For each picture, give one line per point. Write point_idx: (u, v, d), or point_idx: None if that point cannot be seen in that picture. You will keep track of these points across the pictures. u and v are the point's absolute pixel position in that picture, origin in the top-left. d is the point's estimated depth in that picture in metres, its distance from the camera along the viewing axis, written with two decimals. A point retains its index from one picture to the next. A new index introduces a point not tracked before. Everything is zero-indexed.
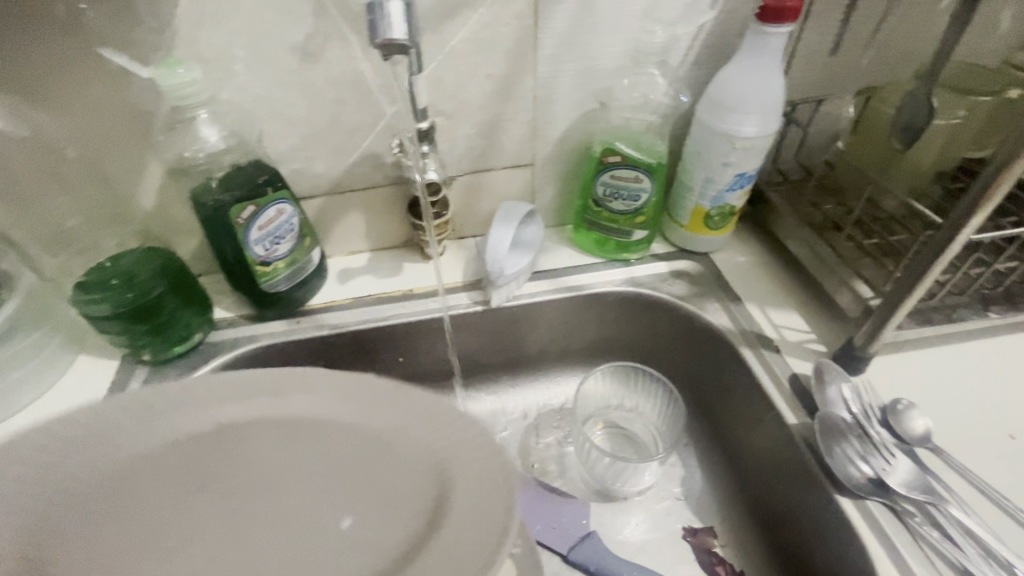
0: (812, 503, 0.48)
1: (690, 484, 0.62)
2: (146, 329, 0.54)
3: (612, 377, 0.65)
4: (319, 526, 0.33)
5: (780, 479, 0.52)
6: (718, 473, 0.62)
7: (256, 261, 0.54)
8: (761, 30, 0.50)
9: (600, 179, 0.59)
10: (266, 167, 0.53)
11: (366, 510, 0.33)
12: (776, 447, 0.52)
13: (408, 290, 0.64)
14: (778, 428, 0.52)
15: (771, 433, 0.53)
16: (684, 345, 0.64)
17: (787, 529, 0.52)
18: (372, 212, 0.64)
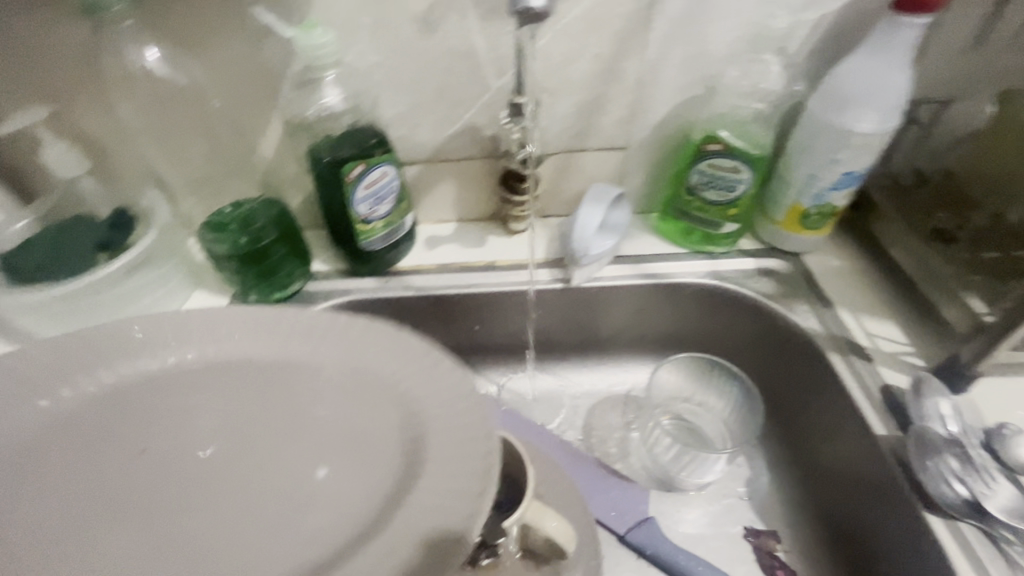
0: (895, 518, 0.47)
1: (756, 486, 0.61)
2: (256, 272, 0.59)
3: (685, 371, 0.65)
4: (293, 478, 0.31)
5: (860, 490, 0.51)
6: (788, 479, 0.60)
7: (359, 219, 0.58)
8: (894, 21, 0.47)
9: (696, 167, 0.58)
10: (377, 131, 0.56)
11: (343, 460, 0.31)
12: (859, 457, 0.51)
13: (491, 261, 0.66)
14: (863, 437, 0.50)
15: (854, 442, 0.51)
16: (765, 345, 0.62)
17: (862, 542, 0.51)
18: (464, 183, 0.66)
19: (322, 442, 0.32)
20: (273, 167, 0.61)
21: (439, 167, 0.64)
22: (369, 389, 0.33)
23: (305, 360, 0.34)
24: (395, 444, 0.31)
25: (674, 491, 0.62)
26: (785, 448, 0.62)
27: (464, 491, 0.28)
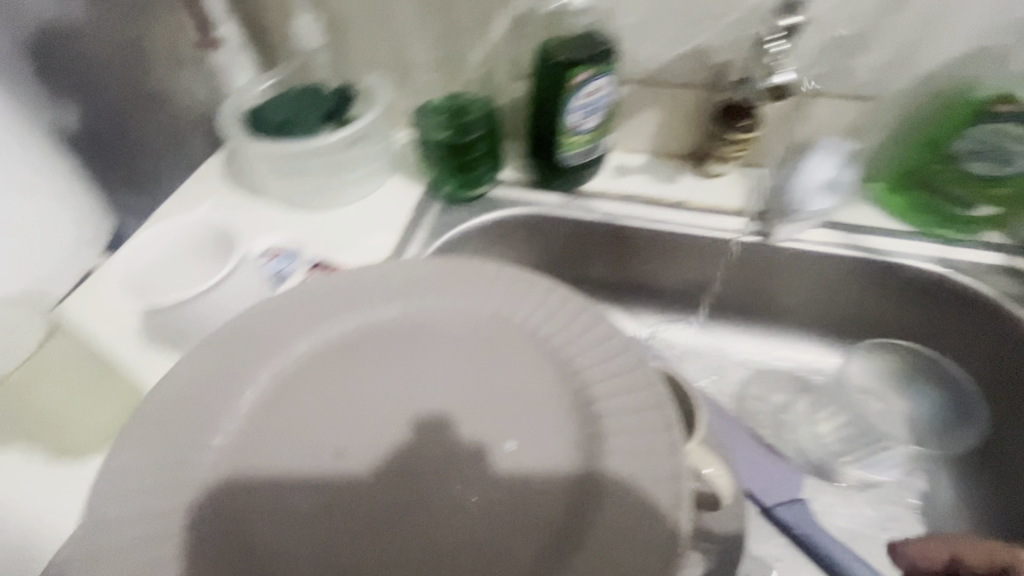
0: None
1: (933, 500, 0.56)
2: (455, 165, 0.61)
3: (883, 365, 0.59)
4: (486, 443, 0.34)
5: None
6: (974, 498, 0.54)
7: (568, 129, 0.57)
8: None
9: (971, 130, 0.51)
10: (607, 39, 0.54)
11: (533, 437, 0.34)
12: None
13: (681, 201, 0.62)
14: None
15: None
16: (989, 351, 0.55)
17: None
18: (670, 114, 0.63)
19: (507, 414, 0.35)
20: (488, 65, 0.61)
21: (650, 91, 0.61)
22: (548, 352, 0.37)
23: (480, 328, 0.39)
24: (576, 424, 0.34)
25: (830, 482, 0.57)
26: (975, 467, 0.56)
27: (657, 460, 0.32)
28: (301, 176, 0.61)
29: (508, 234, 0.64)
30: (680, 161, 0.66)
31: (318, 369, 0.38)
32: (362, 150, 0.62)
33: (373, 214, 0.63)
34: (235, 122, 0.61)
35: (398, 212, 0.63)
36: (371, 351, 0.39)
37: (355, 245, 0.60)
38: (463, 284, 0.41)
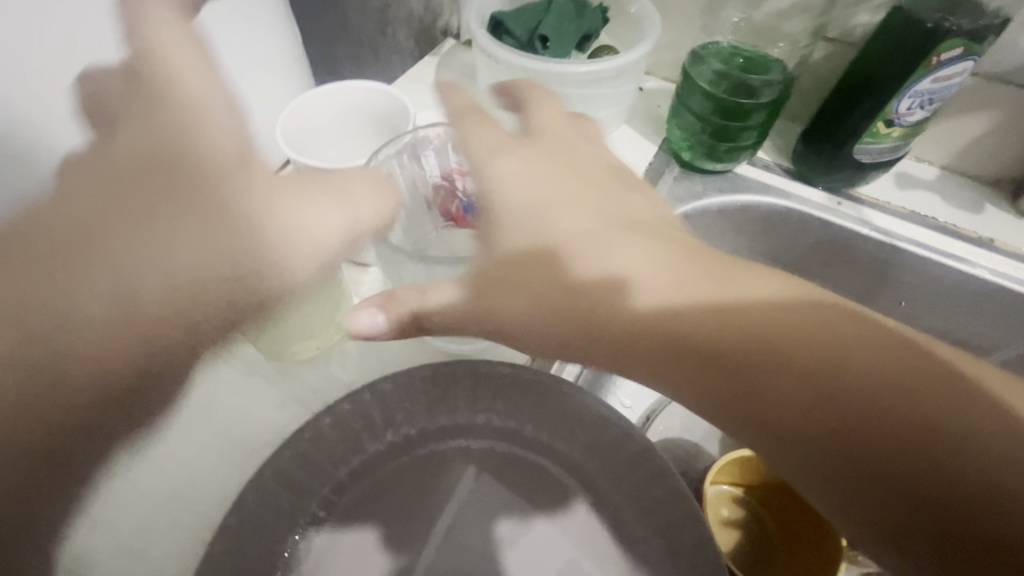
0: None
1: None
2: (718, 132, 0.50)
3: None
4: None
5: None
6: None
7: (887, 116, 0.45)
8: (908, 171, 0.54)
9: (933, 101, 0.44)
10: (1005, 12, 0.40)
11: None
12: None
13: (985, 238, 0.50)
14: None
15: None
16: None
17: None
18: (1010, 123, 0.48)
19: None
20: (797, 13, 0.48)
21: (1002, 90, 0.47)
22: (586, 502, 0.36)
23: (536, 467, 0.36)
24: None
25: None
26: None
27: None
28: None
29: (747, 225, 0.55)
30: (983, 184, 0.53)
31: (363, 499, 0.35)
32: (612, 90, 0.52)
33: None
34: (478, 22, 0.52)
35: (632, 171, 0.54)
36: (404, 478, 0.36)
37: None
38: (503, 403, 0.37)
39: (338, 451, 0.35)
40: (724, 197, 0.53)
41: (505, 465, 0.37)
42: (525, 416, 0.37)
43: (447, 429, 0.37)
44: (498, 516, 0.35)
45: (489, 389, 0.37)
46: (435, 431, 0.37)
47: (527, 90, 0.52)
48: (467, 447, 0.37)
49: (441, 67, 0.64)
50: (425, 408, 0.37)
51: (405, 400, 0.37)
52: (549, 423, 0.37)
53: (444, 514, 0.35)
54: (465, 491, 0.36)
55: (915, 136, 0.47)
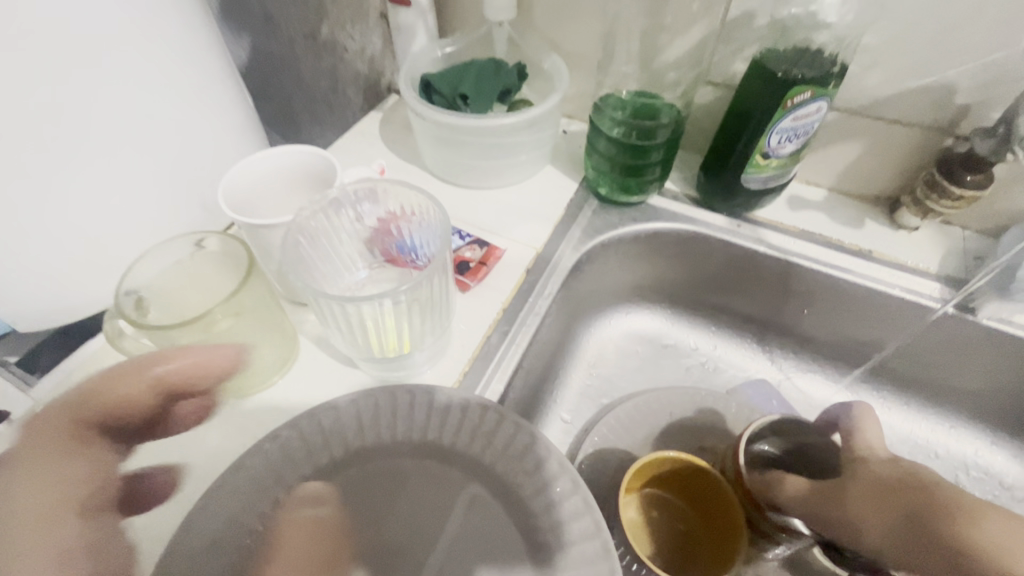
0: None
1: None
2: (624, 169, 0.57)
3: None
4: None
5: None
6: None
7: (762, 148, 0.51)
8: (799, 196, 0.60)
9: (797, 134, 0.51)
10: (843, 58, 0.47)
11: None
12: None
13: (867, 249, 0.56)
14: None
15: None
16: None
17: None
18: (875, 149, 0.55)
19: None
20: (681, 66, 0.56)
21: (861, 122, 0.54)
22: None
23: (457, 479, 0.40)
24: None
25: None
26: None
27: None
28: (465, 151, 0.58)
29: (662, 248, 0.61)
30: (865, 202, 0.60)
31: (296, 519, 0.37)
32: (530, 136, 0.58)
33: (528, 200, 0.61)
34: (409, 84, 0.59)
35: (555, 205, 0.60)
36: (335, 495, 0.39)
37: (505, 229, 0.57)
38: (427, 422, 0.41)
39: (275, 474, 0.38)
40: (637, 226, 0.59)
41: (429, 479, 0.40)
42: (447, 433, 0.41)
43: (377, 448, 0.41)
44: (423, 525, 0.38)
45: (415, 410, 0.42)
46: (365, 450, 0.40)
47: (455, 141, 0.58)
48: (393, 463, 0.40)
49: (385, 122, 0.71)
50: (356, 430, 0.41)
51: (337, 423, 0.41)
52: (467, 438, 0.41)
53: (373, 528, 0.38)
54: (394, 503, 0.39)
55: (791, 164, 0.54)
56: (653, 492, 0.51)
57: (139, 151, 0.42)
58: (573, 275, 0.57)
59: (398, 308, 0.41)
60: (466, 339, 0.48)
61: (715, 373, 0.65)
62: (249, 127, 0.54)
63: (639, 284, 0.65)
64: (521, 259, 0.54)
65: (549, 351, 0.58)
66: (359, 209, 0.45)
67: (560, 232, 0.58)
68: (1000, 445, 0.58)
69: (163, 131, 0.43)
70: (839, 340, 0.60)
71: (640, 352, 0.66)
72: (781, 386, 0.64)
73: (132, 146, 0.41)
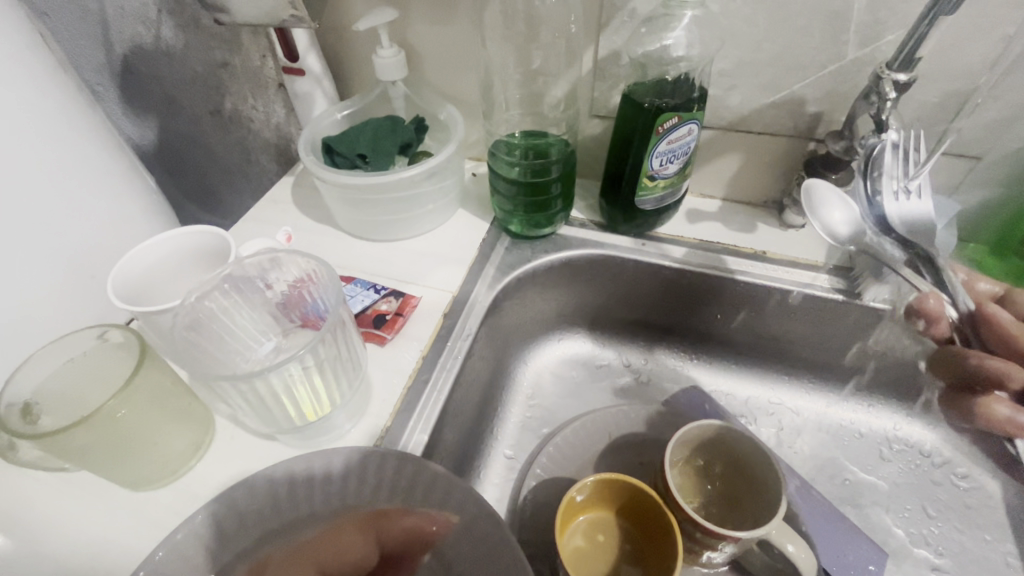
0: None
1: None
2: (527, 205, 0.59)
3: (945, 431, 0.60)
4: None
5: None
6: None
7: (646, 172, 0.55)
8: (695, 209, 0.64)
9: (674, 157, 0.54)
10: (701, 85, 0.51)
11: None
12: None
13: (761, 251, 0.60)
14: None
15: None
16: None
17: None
18: (752, 159, 0.60)
19: None
20: (565, 104, 0.60)
21: (734, 137, 0.59)
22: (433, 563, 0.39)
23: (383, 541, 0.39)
24: None
25: (917, 566, 0.53)
26: None
27: None
28: (373, 207, 0.60)
29: (577, 273, 0.64)
30: (755, 207, 0.64)
31: None
32: (436, 185, 0.61)
33: (442, 246, 0.62)
34: (310, 148, 0.61)
35: (469, 247, 0.62)
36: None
37: (420, 277, 0.58)
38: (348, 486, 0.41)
39: (190, 567, 0.37)
40: (549, 256, 0.61)
41: (353, 545, 0.39)
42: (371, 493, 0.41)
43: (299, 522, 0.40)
44: None
45: (335, 475, 0.41)
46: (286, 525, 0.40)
47: (360, 199, 0.59)
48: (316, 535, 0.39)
49: (298, 186, 0.71)
50: (277, 503, 0.40)
51: (254, 500, 0.40)
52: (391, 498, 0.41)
53: None
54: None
55: (676, 183, 0.57)
56: (589, 521, 0.52)
57: (21, 251, 0.41)
58: (491, 312, 0.58)
59: (304, 376, 0.41)
60: (386, 392, 0.49)
61: (649, 385, 0.67)
62: (148, 211, 0.54)
63: (563, 310, 0.67)
64: (438, 305, 0.55)
65: (480, 389, 0.58)
66: (263, 280, 0.45)
67: (476, 273, 0.59)
68: (915, 415, 0.61)
69: (46, 227, 0.43)
70: (754, 338, 0.63)
71: (574, 375, 0.68)
72: (711, 389, 0.66)
73: (12, 247, 0.41)
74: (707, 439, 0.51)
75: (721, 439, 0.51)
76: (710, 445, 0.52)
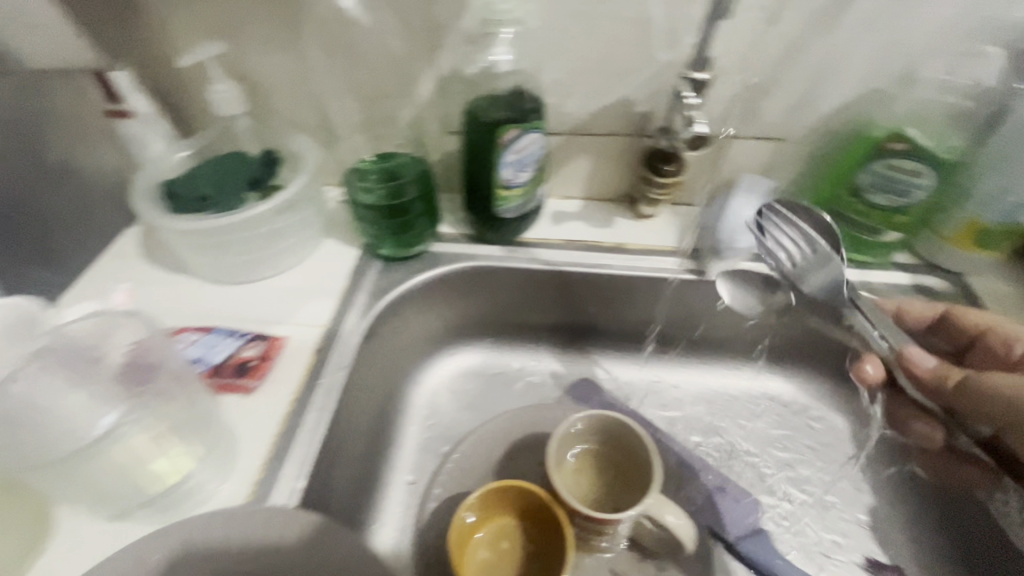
0: None
1: (868, 505, 0.59)
2: (391, 228, 0.59)
3: (799, 382, 0.67)
4: None
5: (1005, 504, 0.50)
6: (896, 492, 0.59)
7: (500, 183, 0.56)
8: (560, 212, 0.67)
9: (523, 166, 0.56)
10: (535, 96, 0.54)
11: None
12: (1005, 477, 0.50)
13: (619, 244, 0.64)
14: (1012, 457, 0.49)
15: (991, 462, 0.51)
16: None
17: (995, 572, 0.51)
18: (600, 159, 0.64)
19: None
20: (415, 124, 0.60)
21: (580, 141, 0.62)
22: None
23: None
24: None
25: (789, 508, 0.59)
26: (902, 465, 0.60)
27: None
28: (227, 250, 0.57)
29: (455, 288, 0.64)
30: (613, 203, 0.68)
31: None
32: (293, 219, 0.59)
33: (310, 280, 0.60)
34: (146, 195, 0.57)
35: (338, 277, 0.60)
36: None
37: (288, 316, 0.56)
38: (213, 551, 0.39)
39: None
40: (422, 275, 0.61)
41: None
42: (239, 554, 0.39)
43: None
44: None
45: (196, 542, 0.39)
46: None
47: (210, 243, 0.56)
48: None
49: (147, 235, 0.66)
50: None
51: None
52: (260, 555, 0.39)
53: None
54: None
55: (533, 190, 0.60)
56: (486, 532, 0.52)
57: None
58: (368, 341, 0.57)
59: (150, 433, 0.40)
60: (255, 442, 0.46)
61: (542, 385, 0.69)
62: None
63: (448, 326, 0.67)
64: (308, 342, 0.53)
65: (367, 420, 0.57)
66: None
67: (347, 302, 0.58)
68: (775, 373, 0.68)
69: None
70: (629, 325, 0.67)
71: (469, 388, 0.68)
72: (600, 379, 0.69)
73: None
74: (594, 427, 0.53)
75: (601, 425, 0.53)
76: (598, 432, 0.54)
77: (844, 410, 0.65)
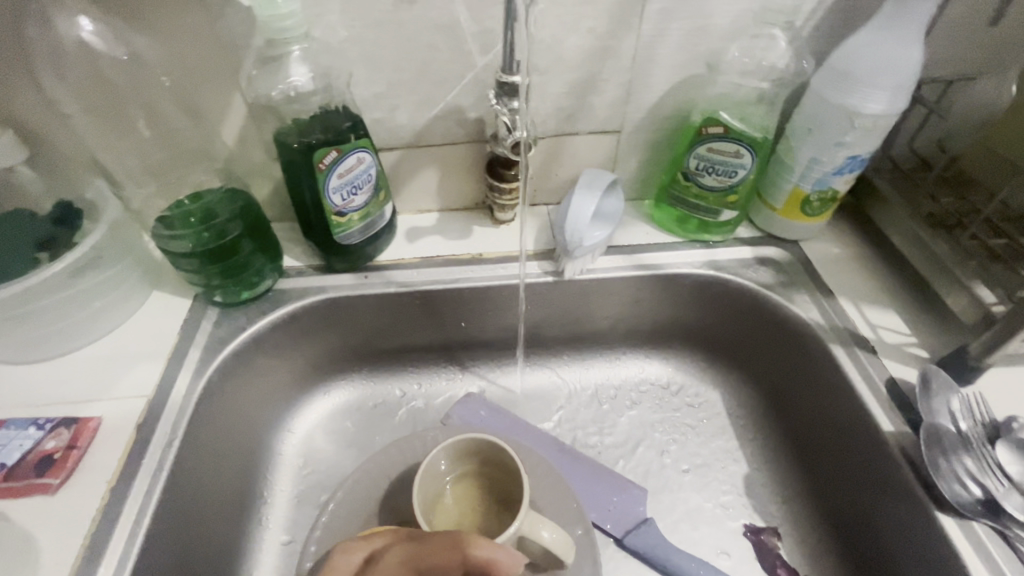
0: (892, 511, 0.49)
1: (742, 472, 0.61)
2: (219, 272, 0.53)
3: (674, 362, 0.69)
4: None
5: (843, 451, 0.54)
6: (768, 455, 0.62)
7: (332, 210, 0.52)
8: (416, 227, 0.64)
9: (356, 189, 0.52)
10: (352, 113, 0.50)
11: None
12: (841, 428, 0.53)
13: (477, 254, 0.62)
14: (849, 408, 0.52)
15: (832, 414, 0.54)
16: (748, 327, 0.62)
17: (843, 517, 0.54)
18: (446, 169, 0.61)
19: None
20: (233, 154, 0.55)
21: (420, 152, 0.59)
22: None
23: None
24: None
25: (672, 489, 0.60)
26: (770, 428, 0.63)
27: None
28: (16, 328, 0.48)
29: (309, 324, 0.59)
30: (471, 211, 0.66)
31: None
32: (100, 277, 0.52)
33: (134, 342, 0.53)
34: None
35: (167, 334, 0.54)
36: None
37: (106, 389, 0.49)
38: None
39: None
40: (267, 317, 0.56)
41: None
42: None
43: None
44: None
45: None
46: None
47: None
48: None
49: None
50: None
51: None
52: None
53: None
54: None
55: (375, 211, 0.56)
56: None
57: None
58: (207, 401, 0.51)
59: None
60: (62, 546, 0.40)
61: (425, 408, 0.66)
62: None
63: (312, 364, 0.63)
64: (130, 415, 0.47)
65: (220, 487, 0.52)
66: None
67: (179, 361, 0.52)
68: (652, 356, 0.69)
69: None
70: (503, 333, 0.66)
71: (347, 426, 0.64)
72: (484, 393, 0.67)
73: None
74: (465, 452, 0.51)
75: (472, 447, 0.51)
76: (470, 455, 0.52)
77: (717, 384, 0.67)
